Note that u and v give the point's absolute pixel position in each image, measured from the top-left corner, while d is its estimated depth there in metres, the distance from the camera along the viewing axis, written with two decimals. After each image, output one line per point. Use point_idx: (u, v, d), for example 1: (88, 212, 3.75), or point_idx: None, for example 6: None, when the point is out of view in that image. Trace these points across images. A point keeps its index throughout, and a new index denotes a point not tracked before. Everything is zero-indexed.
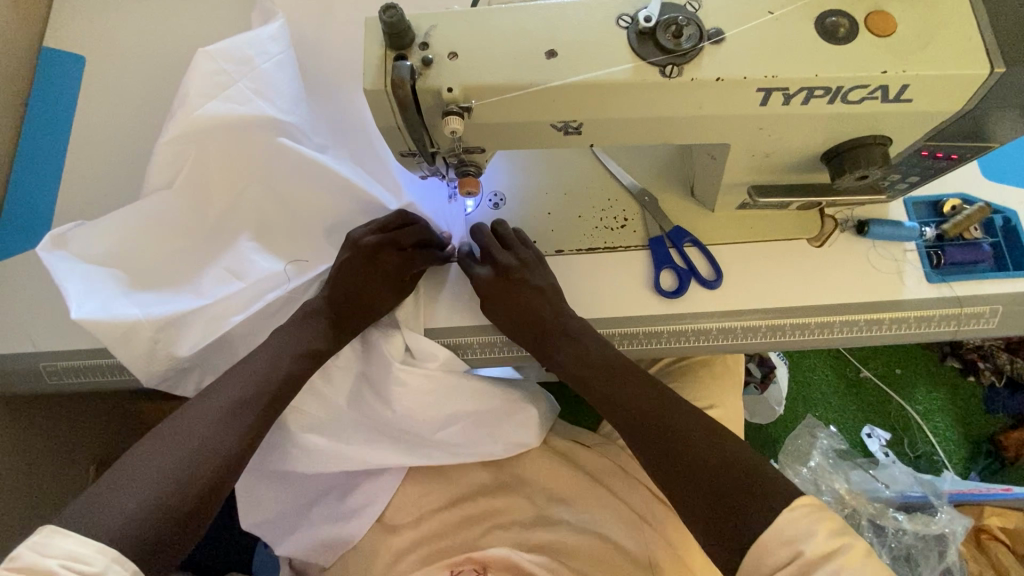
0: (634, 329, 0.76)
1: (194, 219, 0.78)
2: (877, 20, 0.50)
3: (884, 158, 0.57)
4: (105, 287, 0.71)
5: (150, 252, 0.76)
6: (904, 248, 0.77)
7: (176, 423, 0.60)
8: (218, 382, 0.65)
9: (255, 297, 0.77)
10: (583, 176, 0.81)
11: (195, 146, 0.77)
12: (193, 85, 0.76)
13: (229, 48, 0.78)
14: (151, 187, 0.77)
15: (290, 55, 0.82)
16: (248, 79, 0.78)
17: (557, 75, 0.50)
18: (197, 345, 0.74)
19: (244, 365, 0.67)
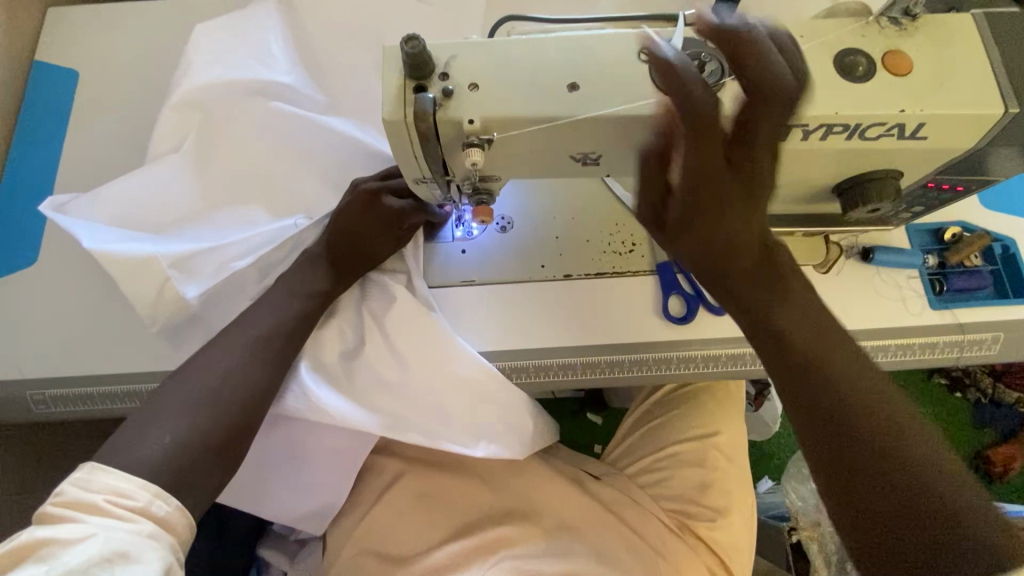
0: (645, 355, 0.75)
1: (198, 173, 0.79)
2: (894, 59, 0.51)
3: (896, 191, 0.57)
4: (114, 233, 0.73)
5: (156, 204, 0.77)
6: (907, 275, 0.78)
7: (197, 364, 0.64)
8: (234, 326, 0.68)
9: (262, 242, 0.76)
10: (591, 200, 0.81)
11: (199, 109, 0.80)
12: (195, 49, 0.81)
13: (230, 19, 0.84)
14: (160, 148, 0.80)
15: (287, 24, 0.86)
16: (249, 42, 0.83)
17: (579, 109, 0.50)
18: (202, 289, 0.73)
19: (258, 306, 0.70)
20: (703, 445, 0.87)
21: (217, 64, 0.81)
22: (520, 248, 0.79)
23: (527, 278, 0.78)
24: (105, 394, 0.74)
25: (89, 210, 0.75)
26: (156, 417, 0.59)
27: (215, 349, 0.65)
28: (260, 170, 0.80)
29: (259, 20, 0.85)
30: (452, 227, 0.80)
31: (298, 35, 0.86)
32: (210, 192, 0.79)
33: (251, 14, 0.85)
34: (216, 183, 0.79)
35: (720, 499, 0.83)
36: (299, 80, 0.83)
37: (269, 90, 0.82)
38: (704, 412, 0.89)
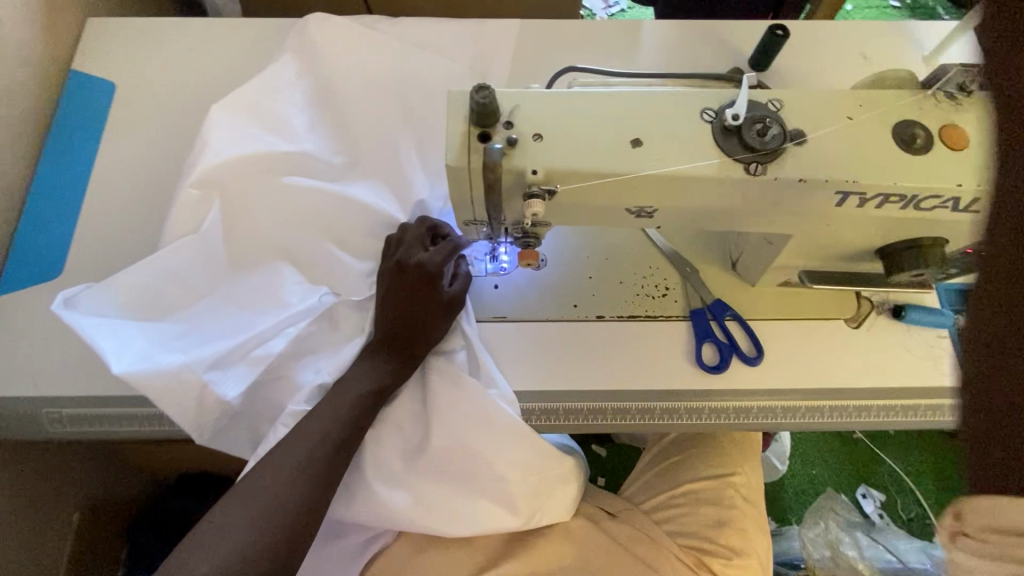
0: (678, 404, 0.75)
1: (218, 257, 0.74)
2: (950, 133, 0.51)
3: (941, 259, 0.59)
4: (137, 341, 0.67)
5: (175, 301, 0.71)
6: (937, 334, 0.78)
7: (253, 480, 0.61)
8: (293, 435, 0.64)
9: (293, 324, 0.72)
10: (625, 243, 0.81)
11: (217, 189, 0.75)
12: (212, 125, 0.76)
13: (244, 86, 0.80)
14: (174, 236, 0.73)
15: (302, 86, 0.83)
16: (270, 110, 0.80)
17: (642, 165, 0.50)
18: (242, 388, 0.69)
19: (320, 412, 0.66)
20: (719, 485, 0.88)
21: (236, 136, 0.76)
22: (554, 287, 0.79)
23: (560, 318, 0.78)
24: (123, 415, 0.73)
25: (100, 309, 0.67)
26: (213, 538, 0.58)
27: (273, 462, 0.62)
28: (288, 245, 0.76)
29: (271, 85, 0.81)
30: (485, 262, 0.79)
31: (320, 93, 0.83)
32: (240, 275, 0.75)
33: (267, 81, 0.81)
34: (240, 266, 0.75)
35: (737, 538, 0.83)
36: (324, 140, 0.81)
37: (296, 160, 0.78)
38: (719, 454, 0.90)
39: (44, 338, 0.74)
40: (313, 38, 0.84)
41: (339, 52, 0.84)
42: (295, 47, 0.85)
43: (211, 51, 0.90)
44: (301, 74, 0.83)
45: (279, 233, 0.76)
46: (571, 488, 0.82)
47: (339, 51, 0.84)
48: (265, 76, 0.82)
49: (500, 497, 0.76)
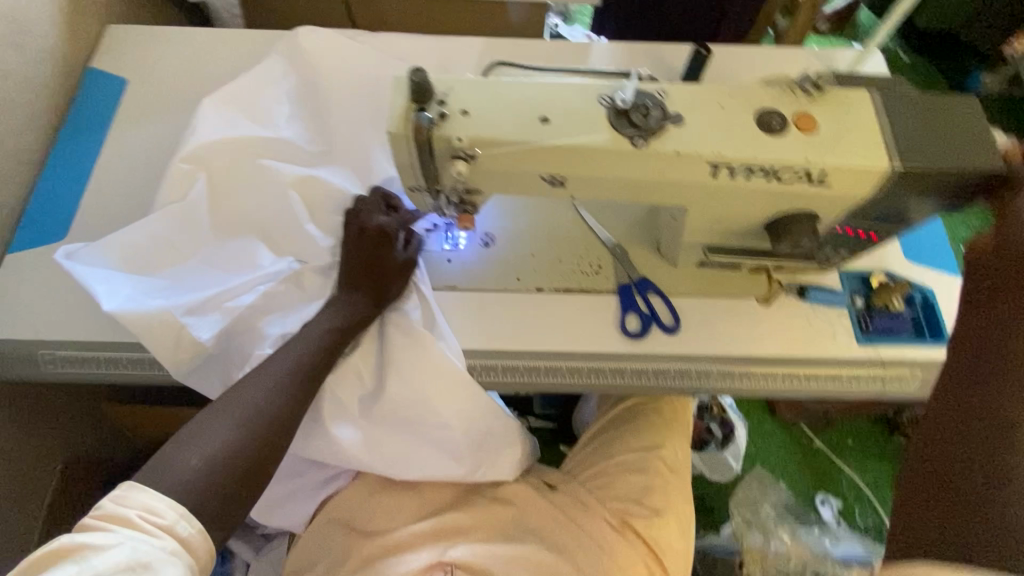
0: (602, 364, 0.84)
1: (201, 221, 0.85)
2: (803, 120, 0.63)
3: (812, 231, 0.69)
4: (127, 285, 0.77)
5: (162, 255, 0.82)
6: (838, 312, 0.88)
7: (235, 393, 0.70)
8: (271, 360, 0.73)
9: (264, 282, 0.82)
10: (565, 226, 0.91)
11: (205, 163, 0.87)
12: (204, 116, 0.89)
13: (235, 86, 0.94)
14: (167, 201, 0.85)
15: (287, 84, 0.96)
16: (257, 105, 0.93)
17: (549, 137, 0.61)
18: (215, 331, 0.78)
19: (297, 340, 0.75)
20: (647, 455, 0.95)
21: (225, 124, 0.89)
22: (498, 262, 0.89)
23: (503, 288, 0.88)
24: (110, 358, 0.82)
25: (97, 257, 0.79)
26: (190, 438, 0.65)
27: (254, 379, 0.71)
28: (261, 215, 0.86)
29: (261, 81, 0.95)
30: (439, 239, 0.89)
31: (303, 91, 0.96)
32: (217, 239, 0.85)
33: (255, 83, 0.95)
34: (221, 230, 0.85)
35: (660, 501, 0.90)
36: (300, 130, 0.93)
37: (276, 144, 0.90)
38: (652, 428, 0.97)
39: (44, 291, 0.84)
40: (295, 46, 0.97)
41: (317, 58, 0.97)
42: (284, 52, 0.98)
43: (211, 54, 1.03)
44: (285, 76, 0.97)
45: (255, 205, 0.86)
46: (511, 446, 0.89)
47: (323, 57, 0.97)
48: (254, 78, 0.96)
49: (444, 443, 0.84)
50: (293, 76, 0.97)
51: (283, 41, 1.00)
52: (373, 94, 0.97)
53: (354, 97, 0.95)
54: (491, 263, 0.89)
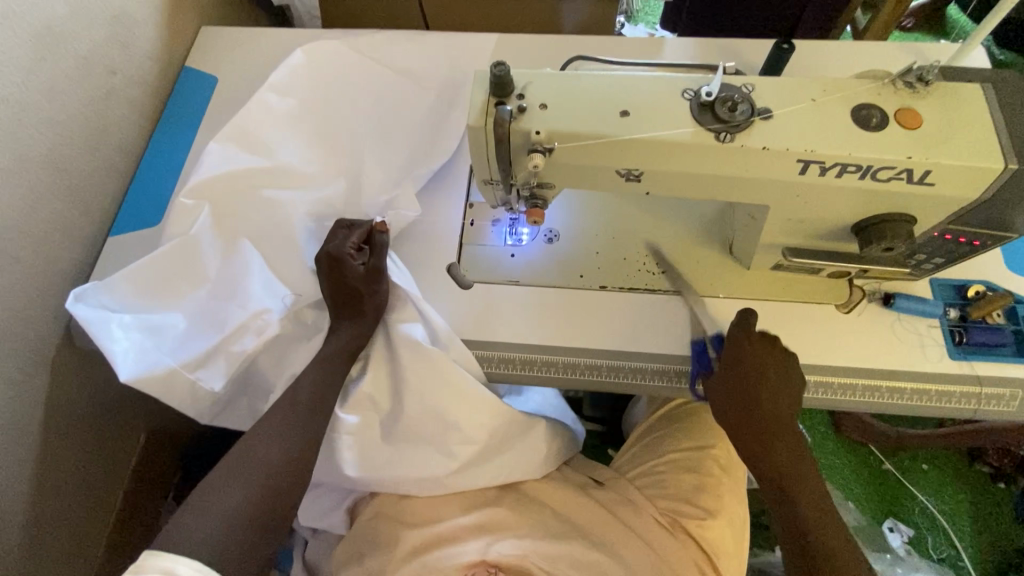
0: (669, 366, 0.82)
1: (203, 258, 0.82)
2: (905, 115, 0.59)
3: (907, 234, 0.65)
4: (137, 334, 0.78)
5: (167, 295, 0.81)
6: (927, 324, 0.82)
7: (239, 457, 0.74)
8: (268, 418, 0.77)
9: (264, 324, 0.81)
10: (632, 224, 0.89)
11: (212, 200, 0.84)
12: (205, 156, 0.85)
13: (237, 115, 0.89)
14: (168, 238, 0.83)
15: (294, 107, 0.91)
16: (261, 134, 0.88)
17: (628, 130, 0.60)
18: (223, 379, 0.81)
19: (293, 390, 0.79)
20: (698, 454, 0.92)
21: (225, 161, 0.86)
22: (562, 258, 0.88)
23: (567, 285, 0.87)
24: None
25: (109, 302, 0.78)
26: (204, 506, 0.69)
27: (257, 438, 0.75)
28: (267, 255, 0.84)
29: (267, 104, 0.90)
30: (504, 234, 0.90)
31: (307, 115, 0.92)
32: (221, 276, 0.82)
33: (256, 109, 0.89)
34: (223, 265, 0.83)
35: (714, 502, 0.87)
36: (316, 158, 0.90)
37: (280, 178, 0.87)
38: (708, 431, 0.94)
39: None
40: (310, 69, 0.94)
41: (335, 83, 0.95)
42: (293, 69, 0.93)
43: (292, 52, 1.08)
44: (296, 98, 0.92)
45: (263, 241, 0.85)
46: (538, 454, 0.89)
47: (352, 80, 0.96)
48: (253, 103, 0.90)
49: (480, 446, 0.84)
50: (304, 95, 0.93)
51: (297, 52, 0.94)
52: (397, 120, 0.96)
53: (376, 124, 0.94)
54: (552, 261, 0.88)
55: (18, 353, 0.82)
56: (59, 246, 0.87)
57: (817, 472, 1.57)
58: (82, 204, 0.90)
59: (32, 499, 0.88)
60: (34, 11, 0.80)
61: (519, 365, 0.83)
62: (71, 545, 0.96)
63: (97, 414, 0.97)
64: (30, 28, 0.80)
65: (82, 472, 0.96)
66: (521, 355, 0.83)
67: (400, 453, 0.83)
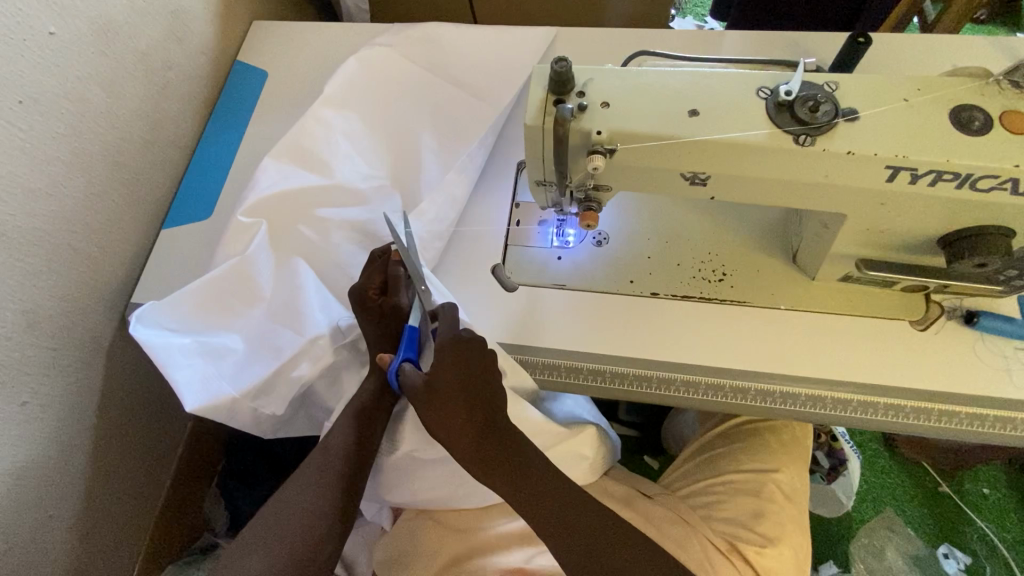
0: (723, 381, 0.77)
1: (260, 278, 0.81)
2: (1012, 118, 0.53)
3: (1006, 249, 0.59)
4: (197, 358, 0.77)
5: (225, 315, 0.80)
6: (1014, 345, 0.75)
7: (269, 516, 0.75)
8: (301, 479, 0.77)
9: (324, 349, 0.81)
10: (687, 228, 0.85)
11: (269, 218, 0.85)
12: (263, 174, 0.86)
13: (291, 132, 0.89)
14: (226, 257, 0.83)
15: (347, 122, 0.91)
16: (315, 150, 0.88)
17: (697, 132, 0.56)
18: (285, 404, 0.80)
19: (325, 450, 0.77)
20: (759, 477, 0.86)
21: (280, 179, 0.86)
22: (612, 262, 0.84)
23: (616, 290, 0.83)
24: None
25: (167, 321, 0.78)
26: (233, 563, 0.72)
27: (289, 495, 0.76)
28: (324, 272, 0.85)
29: (321, 119, 0.90)
30: (552, 235, 0.87)
31: (361, 130, 0.91)
32: (278, 294, 0.82)
33: (310, 125, 0.89)
34: (280, 285, 0.82)
35: (773, 527, 0.82)
36: (370, 172, 0.89)
37: (337, 195, 0.87)
38: (763, 448, 0.89)
39: (185, 262, 0.91)
40: (364, 84, 0.94)
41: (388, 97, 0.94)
42: (346, 84, 0.93)
43: (342, 47, 1.07)
44: (350, 112, 0.92)
45: (320, 259, 0.85)
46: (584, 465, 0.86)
47: (405, 92, 0.95)
48: (308, 119, 0.90)
49: None
50: (357, 110, 0.92)
51: (349, 67, 0.95)
52: (450, 133, 0.94)
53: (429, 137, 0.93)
54: (601, 265, 0.85)
55: (76, 341, 0.85)
56: (115, 237, 0.89)
57: (868, 491, 1.49)
58: (137, 197, 0.92)
59: (86, 482, 0.91)
60: (98, 7, 0.82)
61: (564, 373, 0.81)
62: (120, 527, 0.99)
63: (146, 402, 1.00)
64: (93, 23, 0.81)
65: (132, 457, 0.99)
66: (563, 360, 0.80)
67: (439, 456, 0.81)
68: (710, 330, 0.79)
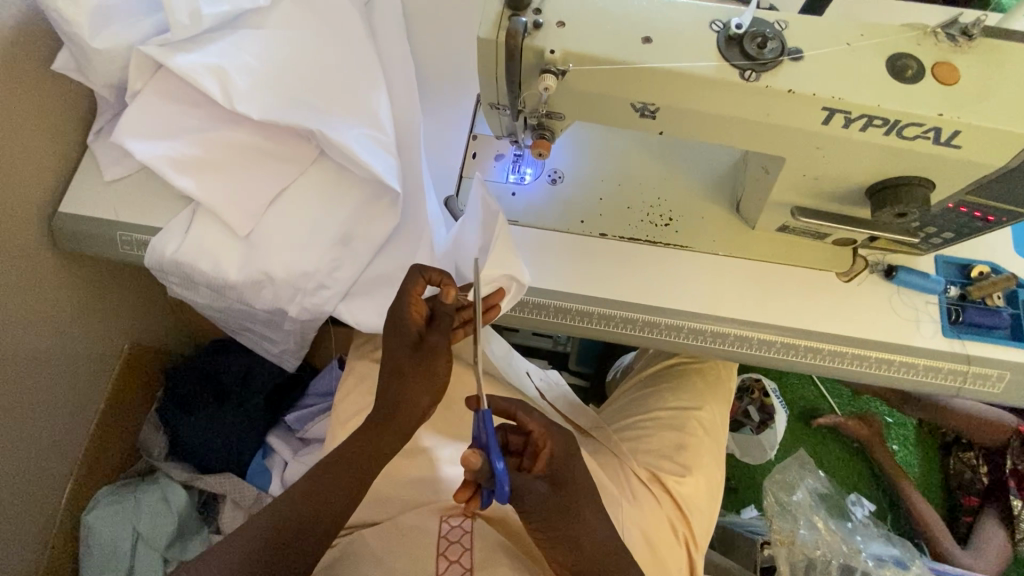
0: (656, 318, 0.80)
1: (289, 66, 0.81)
2: (942, 70, 0.56)
3: (923, 199, 0.62)
4: (205, 66, 0.77)
5: (277, 61, 0.81)
6: (927, 300, 0.81)
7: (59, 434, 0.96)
8: (58, 424, 0.94)
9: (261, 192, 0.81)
10: (641, 172, 0.86)
11: (228, 133, 0.81)
12: (259, 74, 0.79)
13: (303, 75, 0.81)
14: (309, 54, 0.83)
15: (287, 37, 0.83)
16: (192, 97, 0.81)
17: (650, 59, 0.56)
18: (226, 187, 0.80)
19: (63, 418, 0.95)
20: (682, 413, 0.91)
21: (253, 79, 0.79)
22: (565, 200, 0.85)
23: (566, 229, 0.84)
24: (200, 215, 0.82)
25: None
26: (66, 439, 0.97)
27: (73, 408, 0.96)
28: (269, 156, 0.82)
29: (272, 42, 0.82)
30: (507, 171, 0.86)
31: (319, 38, 0.84)
32: (254, 161, 0.81)
33: (166, 77, 0.80)
34: (254, 169, 0.81)
35: (690, 457, 0.88)
36: (270, 35, 0.82)
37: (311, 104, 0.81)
38: (692, 389, 0.93)
39: (118, 173, 0.85)
40: (247, 17, 0.83)
41: (277, 35, 0.82)
42: (299, 15, 0.85)
43: None
44: None
45: None
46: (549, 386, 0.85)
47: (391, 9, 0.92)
48: (266, 33, 0.82)
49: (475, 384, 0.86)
50: (287, 39, 0.83)
51: (267, 47, 0.81)
52: (397, 40, 0.91)
53: (346, 76, 0.84)
54: (553, 200, 0.85)
55: None
56: (37, 143, 0.80)
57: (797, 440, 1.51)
58: (61, 100, 0.83)
59: (12, 405, 0.85)
60: None
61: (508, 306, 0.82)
62: (51, 452, 0.94)
63: (76, 326, 0.93)
64: None
65: (67, 381, 0.94)
66: None
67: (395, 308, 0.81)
68: (652, 274, 0.82)
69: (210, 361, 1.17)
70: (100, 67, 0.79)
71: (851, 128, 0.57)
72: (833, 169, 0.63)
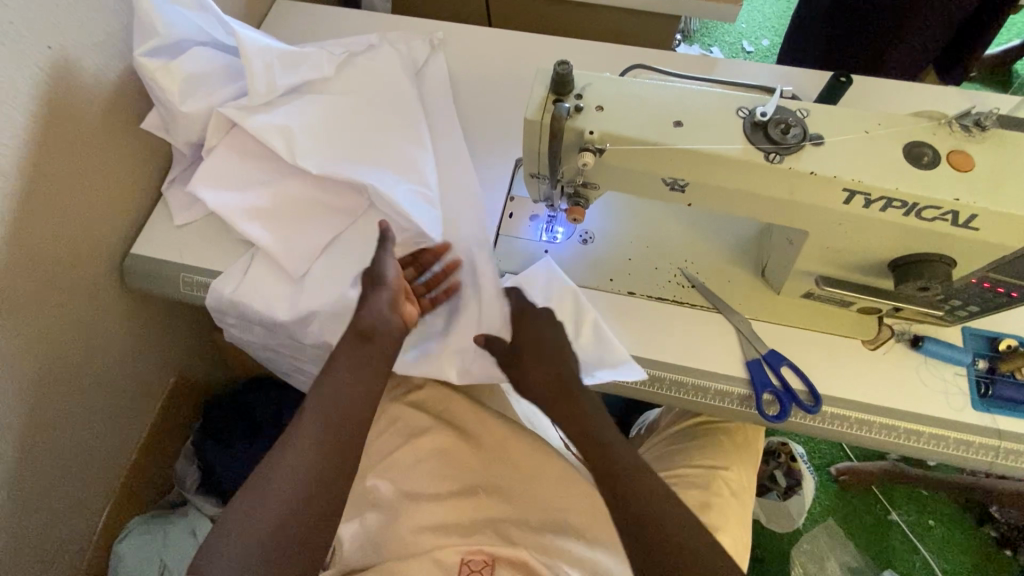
0: (683, 377, 0.82)
1: (349, 130, 0.90)
2: (957, 158, 0.60)
3: (945, 275, 0.65)
4: (276, 128, 0.86)
5: (338, 125, 0.90)
6: (954, 371, 0.81)
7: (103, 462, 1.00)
8: (103, 452, 0.99)
9: (314, 243, 0.88)
10: (669, 235, 0.91)
11: (289, 188, 0.89)
12: (321, 137, 0.88)
13: (360, 139, 0.90)
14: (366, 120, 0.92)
15: (348, 105, 0.92)
16: (261, 155, 0.90)
17: (681, 141, 0.62)
18: (283, 237, 0.88)
19: (109, 446, 1.00)
20: (708, 473, 0.91)
21: (316, 141, 0.87)
22: (595, 259, 0.90)
23: (596, 287, 0.88)
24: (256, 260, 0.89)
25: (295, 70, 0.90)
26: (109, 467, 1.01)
27: (119, 437, 1.01)
28: (325, 210, 0.89)
29: (334, 109, 0.91)
30: (541, 230, 0.92)
31: (376, 107, 0.93)
32: (310, 215, 0.89)
33: (240, 138, 0.90)
34: (309, 222, 0.89)
35: (719, 520, 0.86)
36: (333, 103, 0.91)
37: (364, 162, 0.88)
38: (718, 449, 0.94)
39: (187, 221, 0.93)
40: (312, 88, 0.92)
41: (341, 104, 0.92)
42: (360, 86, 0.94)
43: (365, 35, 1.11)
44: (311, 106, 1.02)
45: None
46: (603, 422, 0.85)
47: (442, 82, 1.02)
48: (330, 101, 0.92)
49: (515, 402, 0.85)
50: (348, 106, 0.92)
51: (331, 113, 0.90)
52: (444, 108, 0.99)
53: (399, 140, 0.91)
54: (585, 258, 0.90)
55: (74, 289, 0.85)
56: (121, 192, 0.89)
57: (827, 511, 1.46)
58: (145, 153, 0.93)
59: (69, 432, 0.90)
60: None
61: None
62: (94, 479, 0.98)
63: (131, 358, 1.00)
64: None
65: (115, 411, 0.99)
66: None
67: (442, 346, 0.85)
68: (679, 333, 0.85)
69: (246, 396, 1.22)
70: (184, 127, 0.88)
71: (872, 208, 0.61)
72: (855, 243, 0.67)
